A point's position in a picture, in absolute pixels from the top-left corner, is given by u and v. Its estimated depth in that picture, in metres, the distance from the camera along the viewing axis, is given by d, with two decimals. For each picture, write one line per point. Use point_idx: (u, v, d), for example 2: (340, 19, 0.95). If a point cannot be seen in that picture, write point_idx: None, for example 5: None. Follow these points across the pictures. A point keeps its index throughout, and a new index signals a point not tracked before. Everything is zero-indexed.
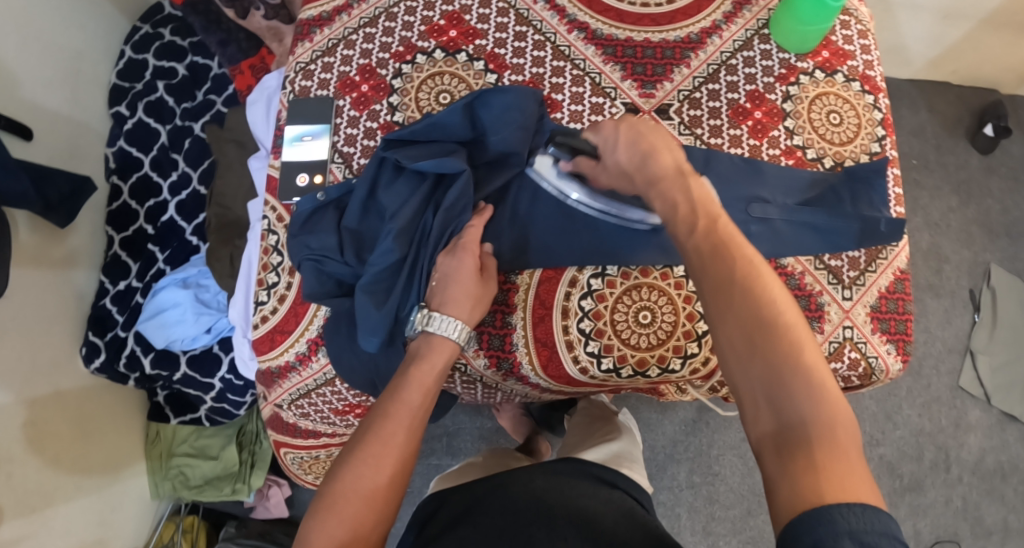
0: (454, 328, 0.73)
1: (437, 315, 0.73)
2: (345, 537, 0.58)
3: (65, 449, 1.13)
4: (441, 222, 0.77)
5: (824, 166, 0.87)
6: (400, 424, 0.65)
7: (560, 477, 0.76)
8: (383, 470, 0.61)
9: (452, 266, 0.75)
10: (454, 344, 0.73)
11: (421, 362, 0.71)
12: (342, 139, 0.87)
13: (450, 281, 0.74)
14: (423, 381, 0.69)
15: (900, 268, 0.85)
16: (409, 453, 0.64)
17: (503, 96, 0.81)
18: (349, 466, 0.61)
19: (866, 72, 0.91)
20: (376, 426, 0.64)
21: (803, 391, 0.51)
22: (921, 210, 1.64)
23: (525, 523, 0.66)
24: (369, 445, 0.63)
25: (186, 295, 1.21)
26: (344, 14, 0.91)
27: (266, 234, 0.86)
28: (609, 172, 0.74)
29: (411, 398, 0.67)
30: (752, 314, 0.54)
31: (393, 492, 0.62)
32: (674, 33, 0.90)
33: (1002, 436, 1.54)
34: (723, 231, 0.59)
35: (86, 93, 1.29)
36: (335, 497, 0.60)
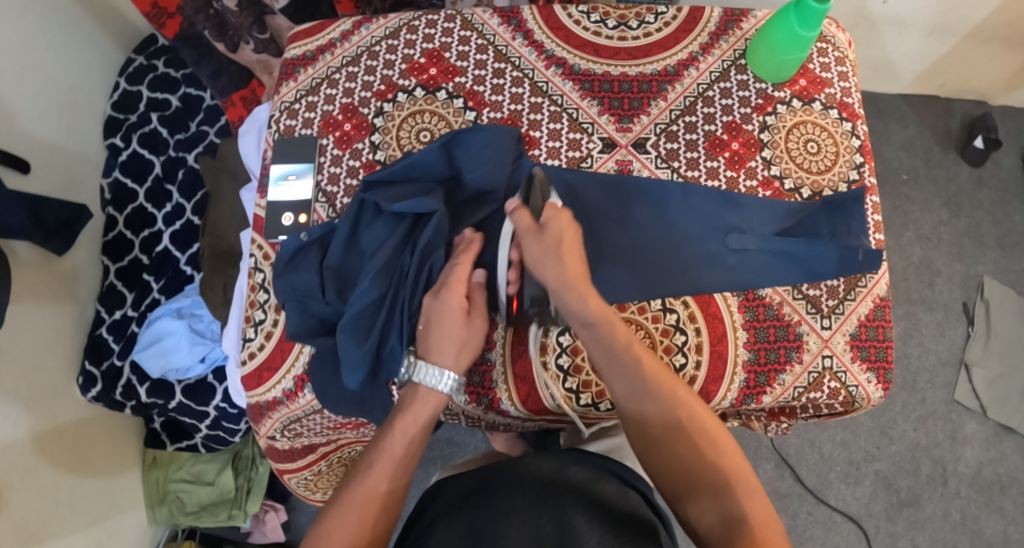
0: (444, 381, 0.75)
1: (421, 366, 0.75)
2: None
3: (61, 480, 1.14)
4: (419, 259, 0.78)
5: (802, 196, 0.88)
6: (385, 474, 0.70)
7: (558, 460, 0.80)
8: (365, 517, 0.67)
9: (440, 310, 0.75)
10: (440, 393, 0.75)
11: (406, 412, 0.74)
12: (326, 178, 0.89)
13: (436, 329, 0.75)
14: (408, 432, 0.73)
15: (879, 295, 0.85)
16: (391, 502, 0.69)
17: (478, 138, 0.84)
18: (334, 515, 0.67)
19: (843, 100, 0.92)
20: (362, 478, 0.70)
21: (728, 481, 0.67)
22: (912, 223, 1.64)
23: (536, 514, 0.72)
24: (354, 496, 0.68)
25: (180, 325, 1.22)
26: (327, 53, 0.93)
27: (253, 272, 0.88)
28: (540, 244, 0.74)
29: (395, 448, 0.72)
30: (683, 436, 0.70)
31: (375, 540, 0.66)
32: (651, 66, 0.91)
33: (999, 448, 1.53)
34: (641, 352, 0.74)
35: (82, 126, 1.32)
36: (322, 539, 0.65)
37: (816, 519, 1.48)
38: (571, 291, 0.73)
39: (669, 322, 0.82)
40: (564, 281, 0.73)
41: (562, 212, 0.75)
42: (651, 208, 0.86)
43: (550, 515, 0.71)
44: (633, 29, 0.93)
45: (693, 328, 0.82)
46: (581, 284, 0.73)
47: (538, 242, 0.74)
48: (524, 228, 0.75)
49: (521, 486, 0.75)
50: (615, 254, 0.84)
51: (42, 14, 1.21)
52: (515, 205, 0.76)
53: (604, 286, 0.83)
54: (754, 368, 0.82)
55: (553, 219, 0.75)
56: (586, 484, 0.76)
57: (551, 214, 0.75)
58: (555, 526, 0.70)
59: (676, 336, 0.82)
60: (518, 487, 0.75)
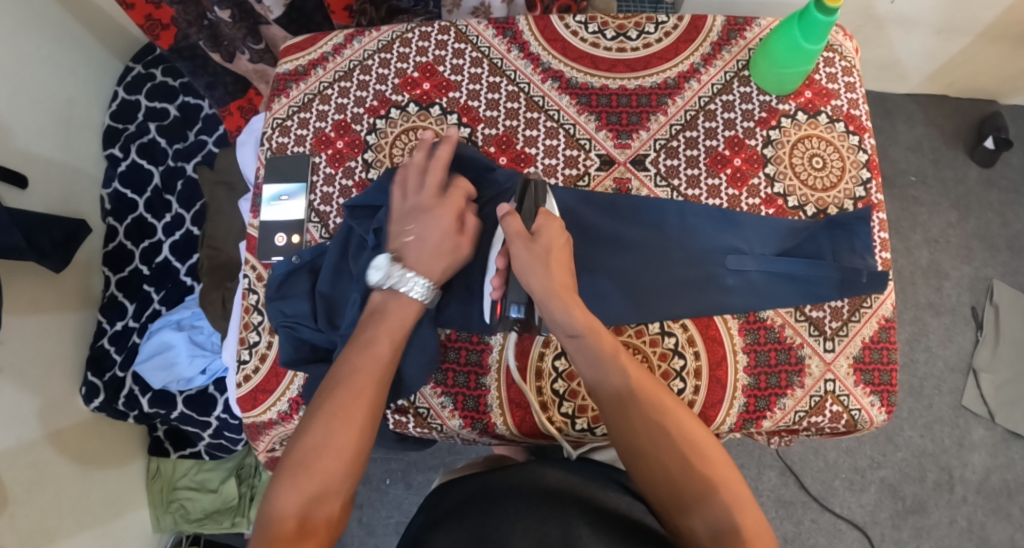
0: (421, 290, 0.73)
1: (407, 276, 0.73)
2: (316, 489, 0.61)
3: (65, 490, 1.13)
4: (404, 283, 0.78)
5: (806, 214, 0.85)
6: (371, 377, 0.67)
7: (571, 474, 0.76)
8: (353, 425, 0.64)
9: (430, 223, 0.75)
10: (420, 303, 0.74)
11: (390, 316, 0.72)
12: (319, 198, 0.88)
13: (428, 241, 0.74)
14: (392, 334, 0.71)
15: (885, 316, 0.83)
16: (375, 406, 0.66)
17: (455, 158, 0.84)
18: (321, 422, 0.64)
19: (850, 112, 0.89)
20: (348, 380, 0.66)
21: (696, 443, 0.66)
22: (920, 227, 1.62)
23: (540, 523, 0.67)
24: (331, 416, 0.64)
25: (180, 338, 1.21)
26: (319, 67, 0.92)
27: (246, 293, 0.87)
28: (530, 252, 0.72)
29: (381, 351, 0.69)
30: (669, 443, 0.65)
31: (362, 447, 0.64)
32: (650, 79, 0.89)
33: (1007, 454, 1.51)
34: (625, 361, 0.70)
35: (80, 138, 1.31)
36: (303, 460, 0.62)
37: (820, 527, 1.47)
38: (556, 301, 0.70)
39: (667, 346, 0.81)
40: (550, 290, 0.70)
41: (553, 221, 0.75)
42: (651, 229, 0.84)
43: (554, 522, 0.67)
44: (632, 39, 0.90)
45: (692, 352, 0.81)
46: (566, 294, 0.71)
47: (527, 249, 0.72)
48: (517, 236, 0.73)
49: (524, 496, 0.71)
50: (609, 278, 0.83)
51: (38, 27, 1.20)
52: (506, 210, 0.74)
53: (596, 307, 0.82)
54: (754, 392, 0.81)
55: (544, 228, 0.74)
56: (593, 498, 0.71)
57: (543, 220, 0.74)
58: (561, 533, 0.66)
59: (673, 360, 0.80)
60: (519, 499, 0.71)
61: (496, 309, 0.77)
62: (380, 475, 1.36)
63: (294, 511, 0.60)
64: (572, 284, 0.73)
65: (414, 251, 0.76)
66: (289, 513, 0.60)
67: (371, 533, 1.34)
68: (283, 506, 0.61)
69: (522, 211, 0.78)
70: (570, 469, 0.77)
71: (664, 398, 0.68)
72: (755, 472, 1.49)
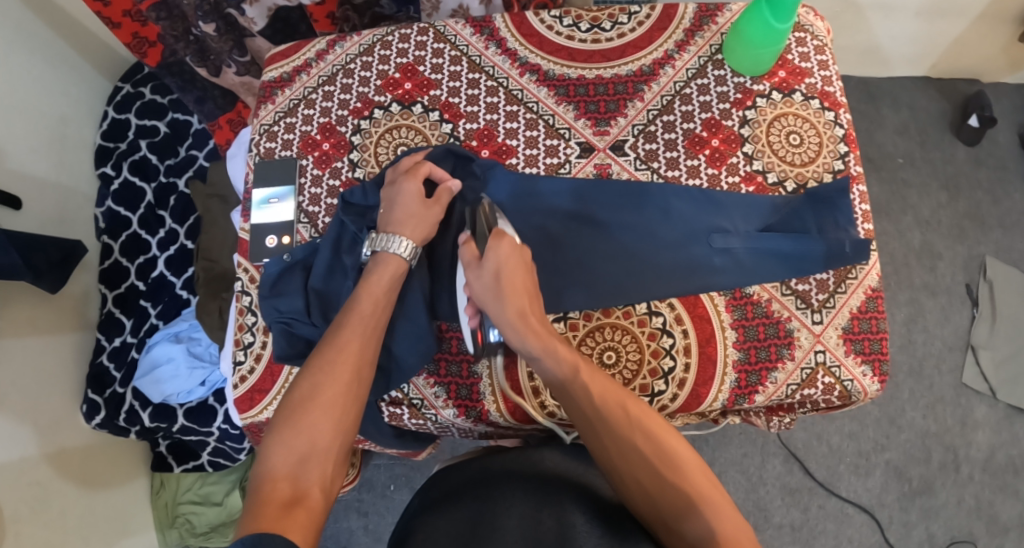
0: (402, 246, 0.76)
1: (383, 236, 0.77)
2: (306, 448, 0.63)
3: (69, 508, 1.14)
4: None
5: (786, 190, 0.87)
6: (356, 336, 0.70)
7: (567, 455, 0.77)
8: (339, 379, 0.67)
9: (397, 191, 0.78)
10: (400, 259, 0.76)
11: (370, 277, 0.74)
12: (307, 199, 0.89)
13: (396, 204, 0.78)
14: (374, 292, 0.73)
15: (871, 287, 0.84)
16: (359, 361, 0.69)
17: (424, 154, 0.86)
18: (307, 378, 0.66)
19: (824, 89, 0.90)
20: (332, 340, 0.69)
21: (655, 437, 0.66)
22: (911, 208, 1.63)
23: (536, 509, 0.68)
24: (315, 374, 0.67)
25: (178, 349, 1.23)
26: (303, 73, 0.94)
27: (240, 296, 0.89)
28: (480, 279, 0.73)
29: (364, 309, 0.72)
30: (636, 451, 0.66)
31: (349, 404, 0.66)
32: (626, 67, 0.90)
33: (1012, 430, 1.51)
34: (587, 375, 0.70)
35: (72, 158, 1.33)
36: (292, 415, 0.64)
37: (828, 513, 1.46)
38: (515, 328, 0.71)
39: (655, 326, 0.81)
40: (507, 318, 0.72)
41: (503, 242, 0.74)
42: (655, 216, 0.85)
43: (549, 511, 0.68)
44: (606, 30, 0.91)
45: (680, 330, 0.82)
46: (525, 320, 0.72)
47: (481, 279, 0.73)
48: (472, 268, 0.74)
49: (521, 478, 0.73)
50: (592, 260, 0.84)
51: (29, 51, 1.23)
52: (462, 239, 0.76)
53: (571, 290, 0.82)
54: (744, 367, 0.81)
55: (494, 252, 0.73)
56: (584, 480, 0.73)
57: (496, 243, 0.74)
58: (557, 524, 0.66)
59: (663, 340, 0.81)
60: (515, 480, 0.72)
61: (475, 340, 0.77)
62: (384, 481, 1.36)
63: (283, 470, 0.61)
64: (534, 305, 0.74)
65: (402, 231, 0.77)
66: (280, 474, 0.61)
67: (378, 540, 1.34)
68: (273, 468, 0.62)
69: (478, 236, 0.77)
70: (570, 454, 0.77)
71: (631, 410, 0.68)
72: (760, 461, 1.48)
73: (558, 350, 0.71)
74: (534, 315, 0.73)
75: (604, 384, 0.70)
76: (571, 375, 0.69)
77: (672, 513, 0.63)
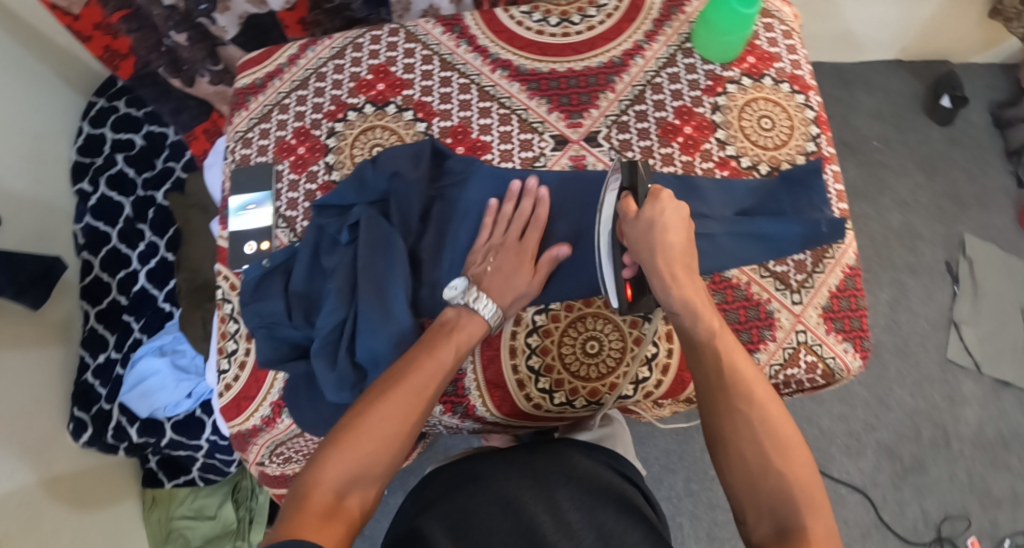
0: (494, 313, 0.74)
1: (481, 296, 0.74)
2: (356, 470, 0.62)
3: (62, 526, 1.13)
4: (369, 282, 0.76)
5: (761, 172, 0.88)
6: (431, 377, 0.69)
7: (559, 453, 0.79)
8: (408, 417, 0.66)
9: (506, 256, 0.77)
10: (487, 325, 0.74)
11: (456, 330, 0.73)
12: (285, 203, 0.89)
13: (507, 273, 0.76)
14: (461, 347, 0.72)
15: (848, 265, 0.87)
16: (426, 403, 0.68)
17: (391, 156, 0.82)
18: (377, 405, 0.66)
19: (793, 73, 0.93)
20: (409, 374, 0.68)
21: (769, 421, 0.65)
22: (889, 190, 1.65)
23: (530, 503, 0.70)
24: (386, 404, 0.66)
25: (163, 363, 1.24)
26: (276, 79, 0.94)
27: (221, 303, 0.89)
28: (634, 229, 0.72)
29: (444, 356, 0.71)
30: (748, 430, 0.65)
31: (408, 442, 0.66)
32: (596, 59, 0.90)
33: (999, 404, 1.54)
34: (722, 346, 0.70)
35: (49, 176, 1.32)
36: (354, 437, 0.64)
37: None
38: (662, 280, 0.71)
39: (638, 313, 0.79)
40: (654, 268, 0.71)
41: (665, 199, 0.72)
42: None
43: (543, 505, 0.70)
44: (576, 23, 0.91)
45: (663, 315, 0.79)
46: (672, 272, 0.71)
47: (635, 229, 0.72)
48: (627, 218, 0.73)
49: (518, 475, 0.74)
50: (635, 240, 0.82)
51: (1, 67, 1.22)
52: (623, 193, 0.75)
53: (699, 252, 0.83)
54: None
55: (658, 206, 0.72)
56: (586, 478, 0.75)
57: (656, 198, 0.73)
58: (549, 515, 0.69)
59: (646, 326, 0.78)
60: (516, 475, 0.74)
61: (623, 296, 0.73)
62: None
63: (331, 484, 0.61)
64: (684, 258, 0.72)
65: (497, 298, 0.74)
66: (329, 484, 0.61)
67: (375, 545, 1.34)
68: (323, 477, 0.61)
69: (639, 194, 0.75)
70: (562, 452, 0.80)
71: (757, 390, 0.67)
72: None
73: (700, 313, 0.71)
74: (682, 273, 0.72)
75: (739, 356, 0.69)
76: (707, 338, 0.69)
77: (765, 495, 0.62)
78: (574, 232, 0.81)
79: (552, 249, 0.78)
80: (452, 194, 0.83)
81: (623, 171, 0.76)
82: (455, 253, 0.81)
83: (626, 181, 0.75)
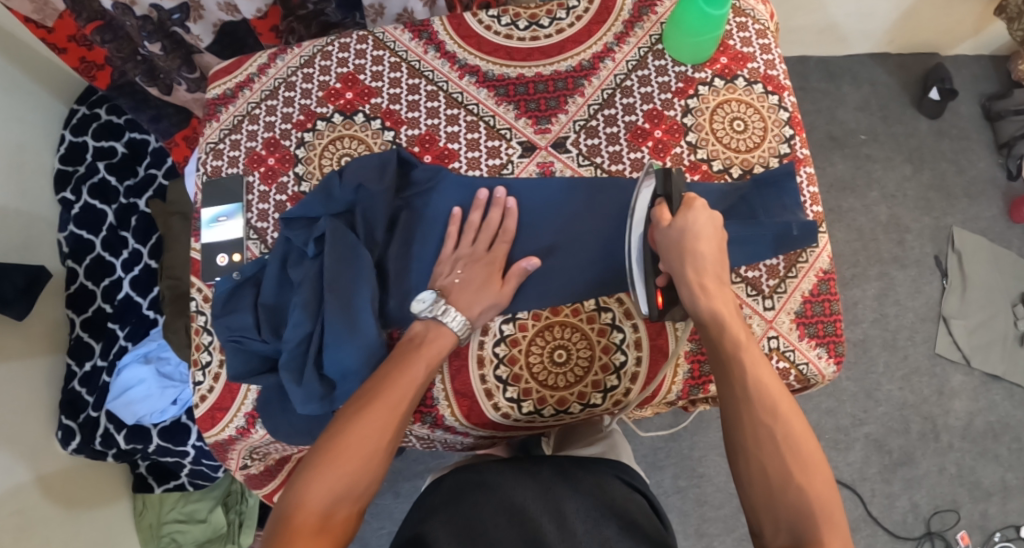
0: (461, 325, 0.74)
1: (449, 308, 0.74)
2: (340, 489, 0.63)
3: (55, 533, 1.15)
4: (334, 295, 0.75)
5: (732, 176, 0.88)
6: (404, 393, 0.70)
7: (568, 465, 0.81)
8: (383, 434, 0.67)
9: (474, 267, 0.77)
10: (455, 336, 0.74)
11: (424, 345, 0.73)
12: (255, 215, 0.89)
13: (474, 285, 0.76)
14: (431, 361, 0.73)
15: (822, 269, 0.86)
16: (402, 417, 0.69)
17: (356, 165, 0.82)
18: (351, 424, 0.66)
19: (767, 73, 0.92)
20: (383, 390, 0.69)
21: (794, 436, 0.65)
22: (876, 183, 1.64)
23: (536, 513, 0.71)
24: (360, 423, 0.66)
25: (148, 371, 1.23)
26: (246, 89, 0.94)
27: (195, 315, 0.89)
28: (667, 239, 0.72)
29: (418, 371, 0.72)
30: (769, 444, 0.65)
31: (385, 458, 0.67)
32: (565, 63, 0.90)
33: (988, 396, 1.54)
34: (748, 358, 0.69)
35: (32, 185, 1.32)
36: (333, 458, 0.64)
37: None
38: (693, 290, 0.72)
39: (605, 322, 0.79)
40: (684, 278, 0.72)
41: (698, 208, 0.72)
42: (604, 209, 0.83)
43: (551, 514, 0.71)
44: (545, 27, 0.90)
45: (630, 324, 0.79)
46: (704, 283, 0.72)
47: (667, 238, 0.73)
48: (661, 226, 0.73)
49: (526, 486, 0.75)
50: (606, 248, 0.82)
51: None
52: (658, 200, 0.75)
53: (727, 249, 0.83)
54: (698, 357, 0.80)
55: (691, 216, 0.72)
56: (596, 490, 0.77)
57: (690, 206, 0.72)
58: (555, 526, 0.70)
59: (613, 335, 0.79)
60: (526, 485, 0.76)
61: (654, 303, 0.75)
62: None
63: (315, 505, 0.62)
64: (715, 270, 0.73)
65: (461, 307, 0.75)
66: (313, 506, 0.61)
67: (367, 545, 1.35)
68: (307, 500, 0.62)
69: (673, 202, 0.75)
70: (569, 465, 0.81)
71: (780, 403, 0.67)
72: None
73: (728, 326, 0.72)
74: (712, 284, 0.72)
75: (764, 370, 0.69)
76: (733, 351, 0.69)
77: (783, 509, 0.62)
78: (544, 245, 0.82)
79: (521, 261, 0.78)
80: (418, 203, 0.83)
81: (657, 178, 0.77)
82: (423, 265, 0.81)
83: (661, 188, 0.76)
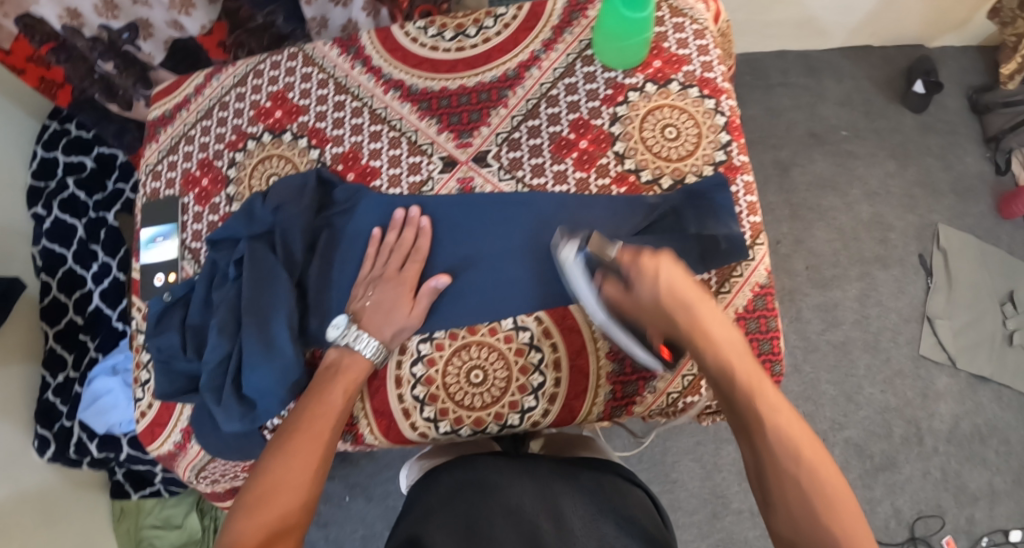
0: (373, 348, 0.76)
1: (362, 334, 0.76)
2: (275, 525, 0.64)
3: (32, 536, 1.14)
4: (250, 319, 0.77)
5: (662, 186, 0.85)
6: (326, 422, 0.72)
7: (565, 465, 0.79)
8: (309, 464, 0.68)
9: (386, 289, 0.78)
10: (369, 361, 0.76)
11: (337, 372, 0.76)
12: (189, 235, 0.90)
13: (384, 307, 0.77)
14: (349, 385, 0.75)
15: (759, 283, 0.83)
16: (327, 446, 0.71)
17: (280, 187, 0.84)
18: (277, 458, 0.68)
19: (703, 76, 0.88)
20: (304, 423, 0.71)
21: (801, 433, 0.65)
22: (858, 180, 1.59)
23: (534, 512, 0.69)
24: (286, 458, 0.68)
25: (115, 381, 1.26)
26: (184, 110, 0.95)
27: (136, 333, 0.91)
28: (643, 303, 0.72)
29: (335, 400, 0.74)
30: (778, 442, 0.64)
31: (317, 486, 0.68)
32: (490, 73, 0.89)
33: (975, 398, 1.48)
34: (748, 365, 0.69)
35: (5, 199, 1.35)
36: (265, 495, 0.65)
37: None
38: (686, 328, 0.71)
39: (522, 341, 0.78)
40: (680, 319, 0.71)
41: (656, 264, 0.72)
42: (523, 222, 0.82)
43: (549, 511, 0.69)
44: (471, 36, 0.90)
45: (549, 344, 0.79)
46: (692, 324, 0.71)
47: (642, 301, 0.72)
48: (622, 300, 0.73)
49: (523, 485, 0.73)
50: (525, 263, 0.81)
51: None
52: (599, 276, 0.74)
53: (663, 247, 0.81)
54: (619, 379, 0.79)
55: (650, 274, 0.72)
56: (597, 489, 0.75)
57: (638, 270, 0.72)
58: (553, 523, 0.68)
59: (531, 354, 0.78)
60: (523, 484, 0.73)
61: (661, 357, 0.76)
62: (339, 492, 1.37)
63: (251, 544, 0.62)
64: (706, 305, 0.72)
65: (373, 331, 0.76)
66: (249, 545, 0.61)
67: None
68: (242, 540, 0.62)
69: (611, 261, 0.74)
70: (566, 465, 0.79)
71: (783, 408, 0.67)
72: (713, 448, 1.40)
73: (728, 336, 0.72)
74: (706, 311, 0.72)
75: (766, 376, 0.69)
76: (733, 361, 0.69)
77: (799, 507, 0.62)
78: (458, 262, 0.82)
79: (431, 280, 0.79)
80: (339, 222, 0.84)
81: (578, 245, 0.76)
82: (342, 285, 0.82)
83: (595, 262, 0.75)
